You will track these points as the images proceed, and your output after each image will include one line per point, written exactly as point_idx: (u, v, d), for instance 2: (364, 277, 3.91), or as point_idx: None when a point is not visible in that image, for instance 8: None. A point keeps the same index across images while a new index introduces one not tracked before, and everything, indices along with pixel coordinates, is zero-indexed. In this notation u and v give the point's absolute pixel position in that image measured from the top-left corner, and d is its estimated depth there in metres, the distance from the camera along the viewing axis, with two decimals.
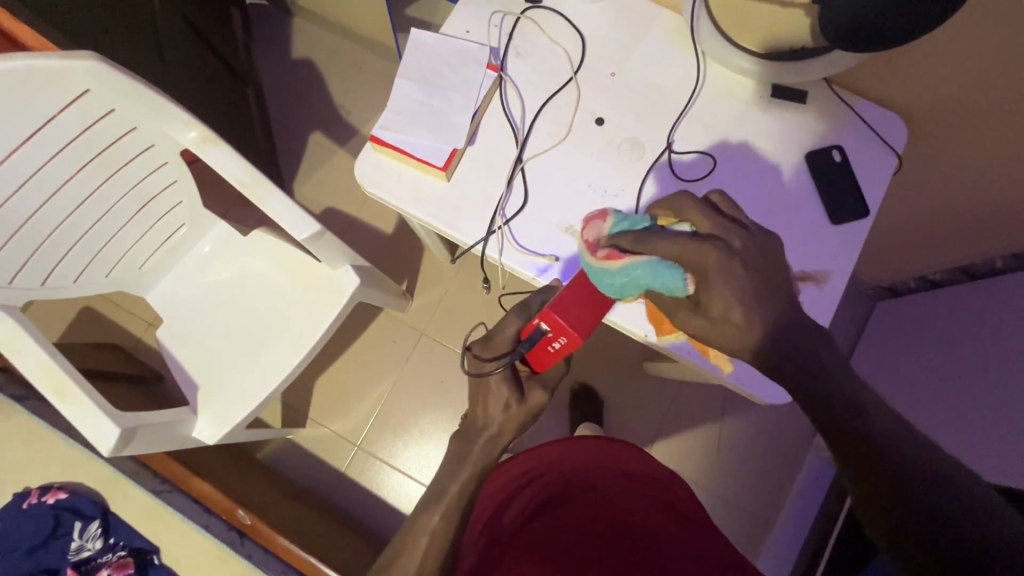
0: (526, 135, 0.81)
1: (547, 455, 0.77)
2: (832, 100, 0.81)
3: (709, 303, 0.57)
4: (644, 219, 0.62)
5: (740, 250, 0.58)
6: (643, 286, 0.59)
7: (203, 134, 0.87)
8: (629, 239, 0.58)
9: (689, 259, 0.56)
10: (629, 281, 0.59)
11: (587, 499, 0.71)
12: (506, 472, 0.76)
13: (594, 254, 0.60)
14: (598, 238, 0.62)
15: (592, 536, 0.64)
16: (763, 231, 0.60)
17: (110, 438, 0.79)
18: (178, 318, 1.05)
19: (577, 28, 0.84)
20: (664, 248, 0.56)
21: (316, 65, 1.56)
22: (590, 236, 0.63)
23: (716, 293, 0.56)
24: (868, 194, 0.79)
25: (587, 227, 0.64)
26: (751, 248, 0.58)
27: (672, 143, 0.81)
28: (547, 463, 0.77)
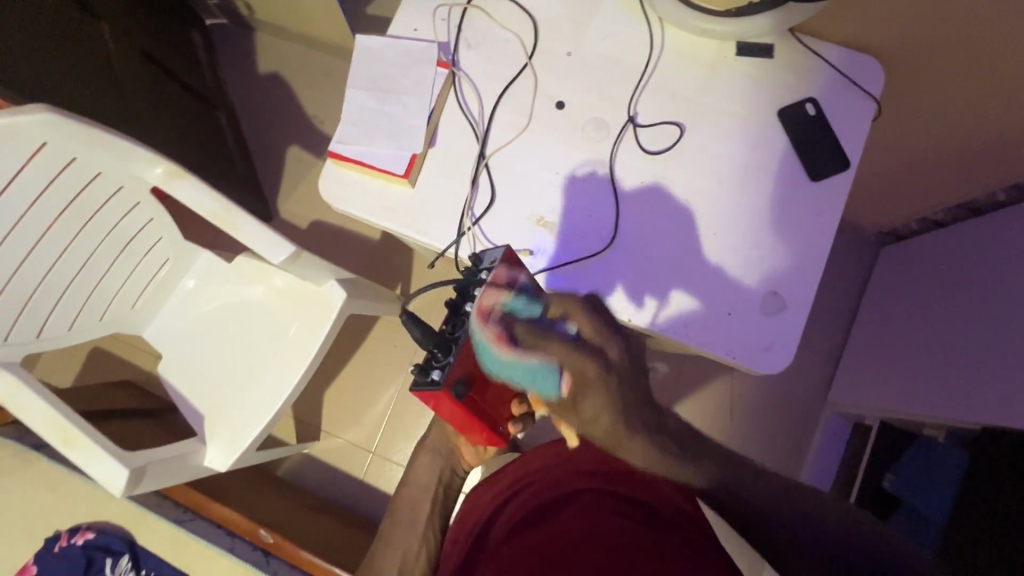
0: (485, 130, 0.79)
1: (527, 459, 0.72)
2: (800, 51, 0.77)
3: (580, 405, 0.52)
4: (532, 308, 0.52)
5: (616, 363, 0.52)
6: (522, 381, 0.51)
7: (169, 170, 0.86)
8: (525, 328, 0.50)
9: (572, 371, 0.50)
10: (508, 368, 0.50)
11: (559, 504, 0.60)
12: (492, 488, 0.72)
13: (485, 326, 0.52)
14: (494, 305, 0.53)
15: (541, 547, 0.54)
16: (625, 364, 0.53)
17: (121, 479, 0.81)
18: (175, 352, 1.06)
19: (526, 10, 0.81)
20: (554, 355, 0.49)
21: (285, 78, 1.54)
22: (486, 301, 0.54)
23: (587, 402, 0.51)
24: (848, 144, 0.76)
25: (487, 291, 0.54)
26: (625, 363, 0.53)
27: (636, 117, 0.78)
28: (522, 471, 0.70)
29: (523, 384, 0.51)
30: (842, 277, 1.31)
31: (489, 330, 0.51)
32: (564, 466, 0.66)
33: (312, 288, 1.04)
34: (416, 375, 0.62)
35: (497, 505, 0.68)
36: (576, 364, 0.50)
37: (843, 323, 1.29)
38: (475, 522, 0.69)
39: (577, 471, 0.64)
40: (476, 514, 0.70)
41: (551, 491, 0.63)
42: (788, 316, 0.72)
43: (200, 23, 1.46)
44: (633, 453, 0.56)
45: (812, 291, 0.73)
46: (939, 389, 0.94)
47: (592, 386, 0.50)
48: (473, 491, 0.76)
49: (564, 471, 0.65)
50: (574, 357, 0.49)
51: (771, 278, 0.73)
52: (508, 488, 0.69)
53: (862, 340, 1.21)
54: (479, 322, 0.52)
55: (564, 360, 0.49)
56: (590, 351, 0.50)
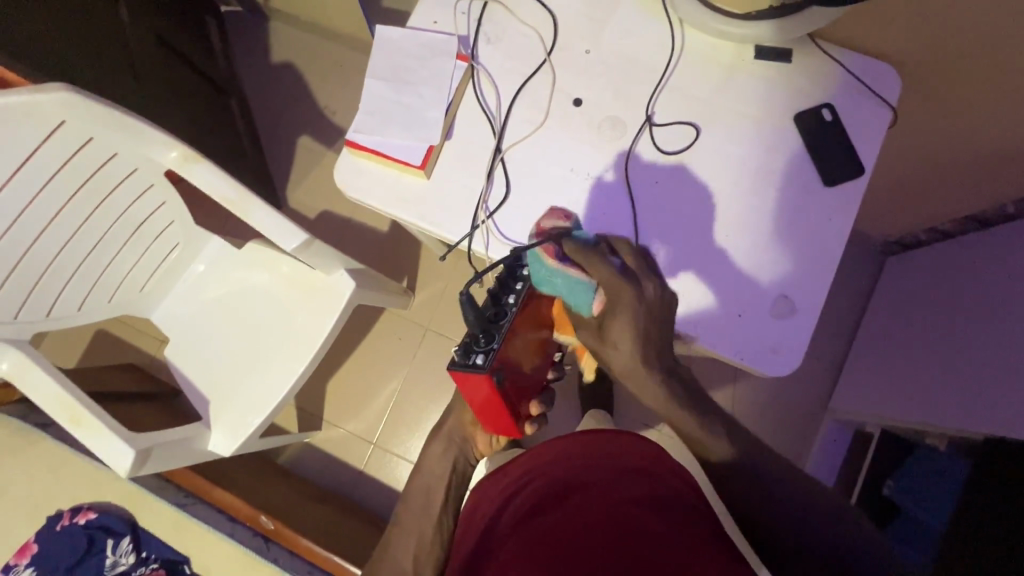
0: (502, 124, 0.79)
1: (534, 452, 0.73)
2: (818, 56, 0.78)
3: (609, 327, 0.63)
4: (587, 236, 0.68)
5: (651, 296, 0.64)
6: (558, 291, 0.66)
7: (183, 153, 0.87)
8: (573, 248, 0.63)
9: (608, 287, 0.63)
10: (547, 279, 0.65)
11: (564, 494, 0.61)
12: (501, 480, 0.73)
13: (539, 239, 0.66)
14: (552, 227, 0.70)
15: (546, 535, 0.55)
16: (664, 296, 0.64)
17: (127, 459, 0.82)
18: (183, 336, 1.06)
19: (546, 6, 0.81)
20: (596, 275, 0.63)
21: (297, 68, 1.54)
22: (544, 224, 0.70)
23: (617, 321, 0.62)
24: (862, 150, 0.76)
25: (548, 217, 0.71)
26: (660, 299, 0.64)
27: (652, 116, 0.78)
28: (530, 463, 0.71)
29: (559, 294, 0.66)
30: (846, 284, 1.31)
31: (546, 244, 0.64)
32: (572, 458, 0.67)
33: (321, 277, 1.04)
34: (457, 356, 0.65)
35: (503, 496, 0.68)
36: (622, 289, 0.62)
37: (847, 331, 1.30)
38: (483, 513, 0.69)
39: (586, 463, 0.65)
40: (484, 507, 0.70)
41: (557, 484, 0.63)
42: (796, 320, 0.73)
43: (215, 10, 1.46)
44: (651, 393, 0.64)
45: (823, 297, 0.73)
46: (941, 398, 0.94)
47: (625, 304, 0.62)
48: (484, 483, 0.76)
49: (572, 463, 0.66)
50: (615, 283, 0.62)
51: (782, 282, 0.74)
52: (516, 480, 0.70)
53: (866, 348, 1.22)
54: (549, 254, 0.63)
55: (604, 283, 0.63)
56: (629, 281, 0.64)
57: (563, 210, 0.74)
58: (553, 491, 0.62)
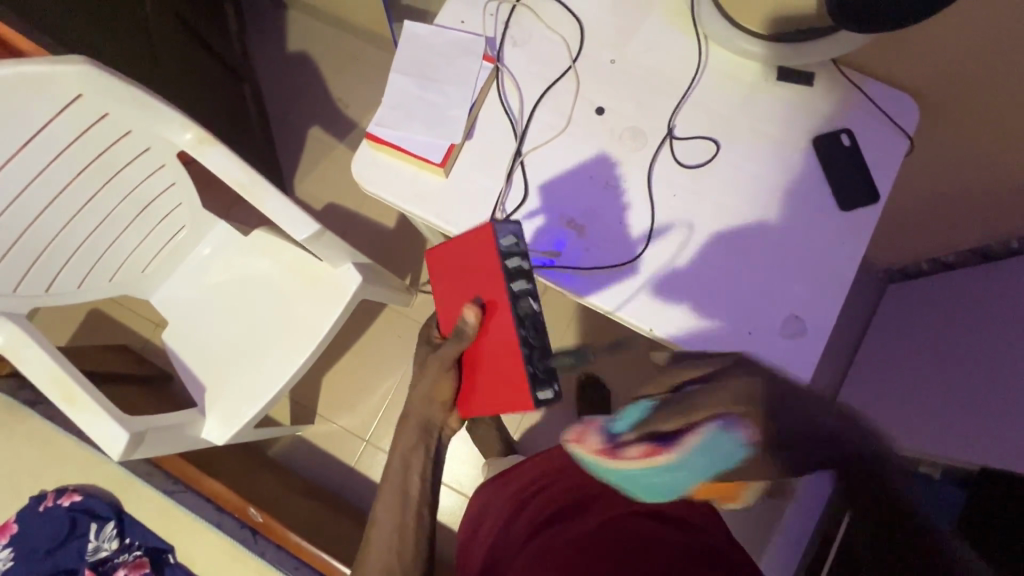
0: (524, 128, 0.79)
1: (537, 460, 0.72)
2: (840, 82, 0.79)
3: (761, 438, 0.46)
4: (640, 405, 0.54)
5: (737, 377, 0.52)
6: (700, 473, 0.48)
7: (198, 135, 0.86)
8: (671, 420, 0.49)
9: (728, 407, 0.47)
10: (682, 469, 0.49)
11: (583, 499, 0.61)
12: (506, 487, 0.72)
13: (624, 457, 0.51)
14: (606, 440, 0.54)
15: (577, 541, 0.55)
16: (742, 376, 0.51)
17: (120, 443, 0.80)
18: (182, 320, 1.05)
19: (574, 14, 0.82)
20: (704, 410, 0.47)
21: (313, 58, 1.54)
22: (599, 442, 0.55)
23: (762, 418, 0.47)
24: (878, 177, 0.77)
25: (630, 446, 0.52)
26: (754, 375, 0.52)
27: (674, 129, 0.79)
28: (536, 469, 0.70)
29: (714, 472, 0.47)
30: (846, 309, 1.33)
31: (638, 455, 0.50)
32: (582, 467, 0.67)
33: (327, 269, 1.03)
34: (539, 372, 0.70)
35: (512, 503, 0.68)
36: (742, 392, 0.48)
37: (844, 355, 1.31)
38: (492, 522, 0.68)
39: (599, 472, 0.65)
40: (492, 515, 0.69)
41: (571, 492, 0.63)
42: (804, 344, 0.73)
43: None
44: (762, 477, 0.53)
45: (832, 321, 0.74)
46: (937, 429, 0.95)
47: (745, 400, 0.47)
48: (485, 492, 0.75)
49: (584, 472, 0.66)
50: (722, 398, 0.48)
51: (795, 305, 0.74)
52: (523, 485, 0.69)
53: (863, 373, 1.23)
54: (615, 458, 0.52)
55: (706, 411, 0.48)
56: (721, 383, 0.50)
57: (589, 419, 0.59)
58: (567, 501, 0.62)
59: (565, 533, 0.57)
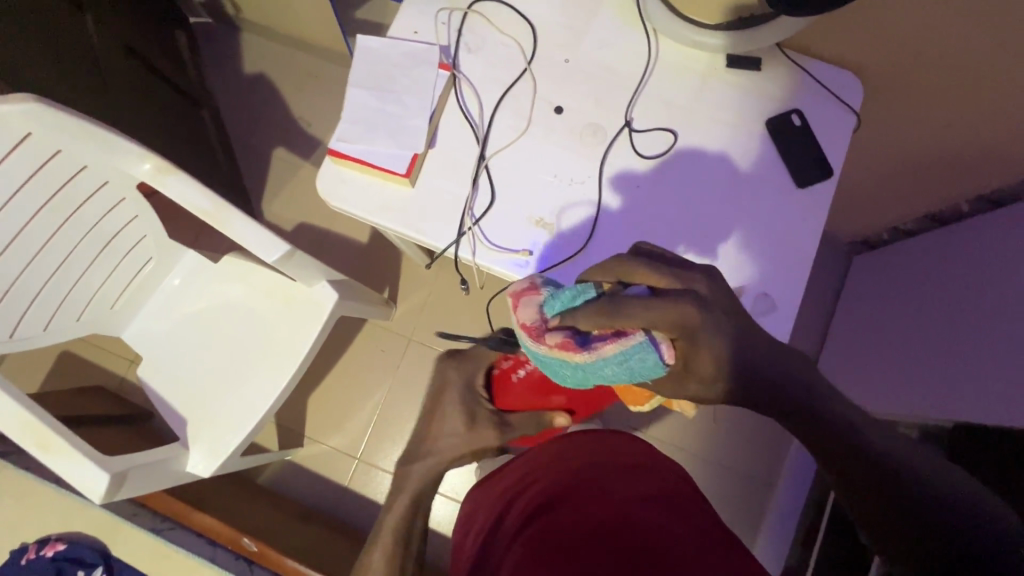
0: (486, 132, 0.80)
1: (533, 455, 0.73)
2: (786, 65, 0.81)
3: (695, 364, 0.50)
4: (585, 292, 0.54)
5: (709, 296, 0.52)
6: (608, 376, 0.53)
7: (158, 165, 0.85)
8: (598, 313, 0.49)
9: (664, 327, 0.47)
10: (588, 373, 0.54)
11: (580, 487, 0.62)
12: (500, 484, 0.72)
13: (540, 343, 0.54)
14: (540, 321, 0.55)
15: (574, 525, 0.55)
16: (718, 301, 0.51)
17: (101, 484, 0.77)
18: (156, 353, 1.03)
19: (525, 17, 0.83)
20: (639, 318, 0.47)
21: (271, 79, 1.53)
22: (527, 319, 0.56)
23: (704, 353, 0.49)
24: (831, 153, 0.80)
25: (524, 310, 0.56)
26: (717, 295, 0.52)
27: (632, 121, 0.81)
28: (531, 465, 0.71)
29: (620, 378, 0.52)
30: (815, 285, 1.37)
31: (550, 343, 0.53)
32: (574, 458, 0.68)
33: (301, 290, 1.02)
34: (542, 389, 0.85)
35: (504, 496, 0.68)
36: (673, 315, 0.47)
37: (819, 328, 1.35)
38: (483, 516, 0.69)
39: (589, 461, 0.66)
40: (484, 511, 0.70)
41: (560, 482, 0.64)
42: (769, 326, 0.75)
43: (184, 20, 1.43)
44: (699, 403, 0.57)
45: (798, 297, 0.76)
46: (911, 391, 0.98)
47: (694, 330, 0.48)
48: (479, 491, 0.75)
49: (573, 462, 0.67)
50: (659, 315, 0.47)
51: (760, 284, 0.76)
52: (515, 480, 0.70)
53: (839, 344, 1.27)
54: (533, 339, 0.54)
55: (654, 324, 0.48)
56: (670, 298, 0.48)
57: (532, 282, 0.59)
58: (556, 489, 0.62)
59: (554, 515, 0.58)
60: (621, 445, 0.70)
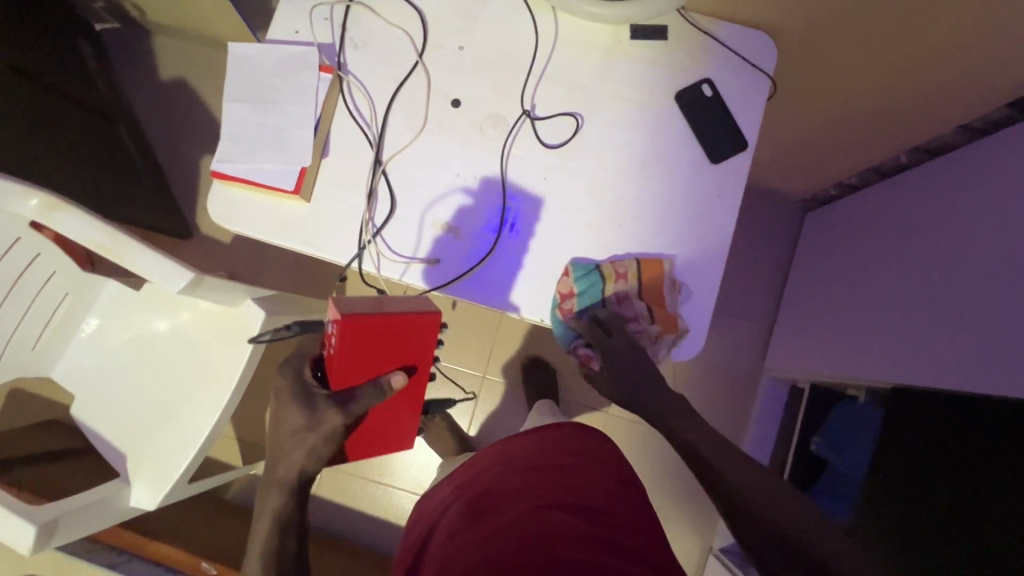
0: (380, 137, 0.75)
1: (477, 458, 0.75)
2: (694, 33, 0.76)
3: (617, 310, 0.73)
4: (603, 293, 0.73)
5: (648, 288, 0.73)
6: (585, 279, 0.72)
7: (45, 201, 0.79)
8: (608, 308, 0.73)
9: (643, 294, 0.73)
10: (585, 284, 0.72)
11: (509, 494, 0.64)
12: (443, 487, 0.75)
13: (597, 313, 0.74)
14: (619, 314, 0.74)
15: (497, 536, 0.58)
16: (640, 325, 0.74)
17: (27, 535, 0.75)
18: (88, 389, 1.00)
19: (412, 3, 0.77)
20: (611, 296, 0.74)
21: (191, 84, 1.45)
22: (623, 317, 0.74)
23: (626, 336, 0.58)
24: (746, 124, 0.75)
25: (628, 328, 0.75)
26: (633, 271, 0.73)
27: (533, 109, 0.76)
28: (473, 468, 0.73)
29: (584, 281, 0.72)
30: (770, 246, 1.35)
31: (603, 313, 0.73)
32: (514, 458, 0.69)
33: (226, 312, 0.99)
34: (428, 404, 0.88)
35: (451, 486, 0.73)
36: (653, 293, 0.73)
37: (774, 291, 1.34)
38: (432, 503, 0.74)
39: (523, 463, 0.68)
40: (438, 494, 0.75)
41: (490, 489, 0.66)
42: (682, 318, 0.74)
43: (86, 27, 1.34)
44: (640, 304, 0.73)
45: (716, 281, 0.74)
46: (857, 355, 0.97)
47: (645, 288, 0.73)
48: (427, 493, 0.79)
49: (509, 464, 0.69)
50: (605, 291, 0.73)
51: (675, 269, 0.74)
52: (465, 472, 0.73)
53: (794, 306, 1.25)
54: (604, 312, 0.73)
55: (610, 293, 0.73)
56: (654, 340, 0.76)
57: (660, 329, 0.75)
58: (484, 500, 0.65)
59: (469, 520, 0.63)
60: (563, 441, 0.70)
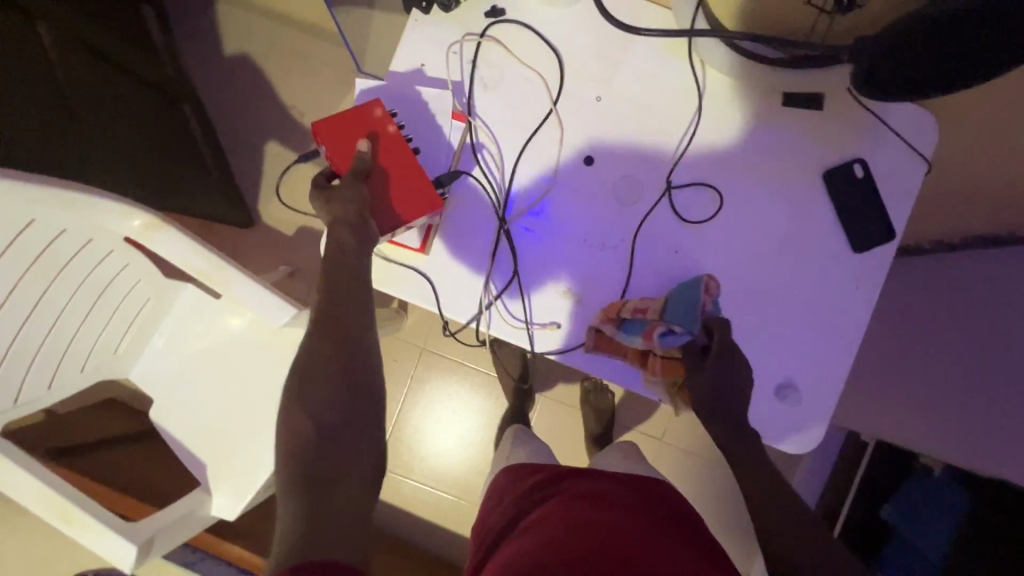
0: (506, 191, 0.71)
1: (552, 487, 0.71)
2: (852, 105, 0.70)
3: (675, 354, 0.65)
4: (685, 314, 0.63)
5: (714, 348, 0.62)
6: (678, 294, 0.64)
7: (145, 221, 0.78)
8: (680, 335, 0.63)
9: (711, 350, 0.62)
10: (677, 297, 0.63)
11: (617, 530, 0.61)
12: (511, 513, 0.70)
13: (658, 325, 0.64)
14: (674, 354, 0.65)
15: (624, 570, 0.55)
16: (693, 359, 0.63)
17: (130, 554, 0.77)
18: (165, 394, 1.00)
19: (548, 42, 0.71)
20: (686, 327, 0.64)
21: (256, 60, 1.37)
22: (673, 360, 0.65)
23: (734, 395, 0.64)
24: (894, 211, 0.71)
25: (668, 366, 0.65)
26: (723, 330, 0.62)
27: (670, 176, 0.71)
28: (552, 496, 0.69)
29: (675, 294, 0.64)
30: None
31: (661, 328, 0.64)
32: (606, 497, 0.67)
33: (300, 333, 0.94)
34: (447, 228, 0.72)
35: (525, 507, 0.70)
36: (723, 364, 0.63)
37: None
38: (499, 530, 0.68)
39: (621, 504, 0.65)
40: (501, 510, 0.73)
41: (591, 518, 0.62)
42: (798, 411, 0.71)
43: None
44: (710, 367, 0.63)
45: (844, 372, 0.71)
46: None
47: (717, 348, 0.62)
48: (490, 513, 0.75)
49: (603, 502, 0.65)
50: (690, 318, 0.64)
51: (803, 360, 0.71)
52: (549, 502, 0.68)
53: None
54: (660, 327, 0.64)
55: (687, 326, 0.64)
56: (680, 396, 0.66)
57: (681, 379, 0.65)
58: (587, 529, 0.61)
59: (561, 528, 0.61)
60: (649, 493, 0.70)
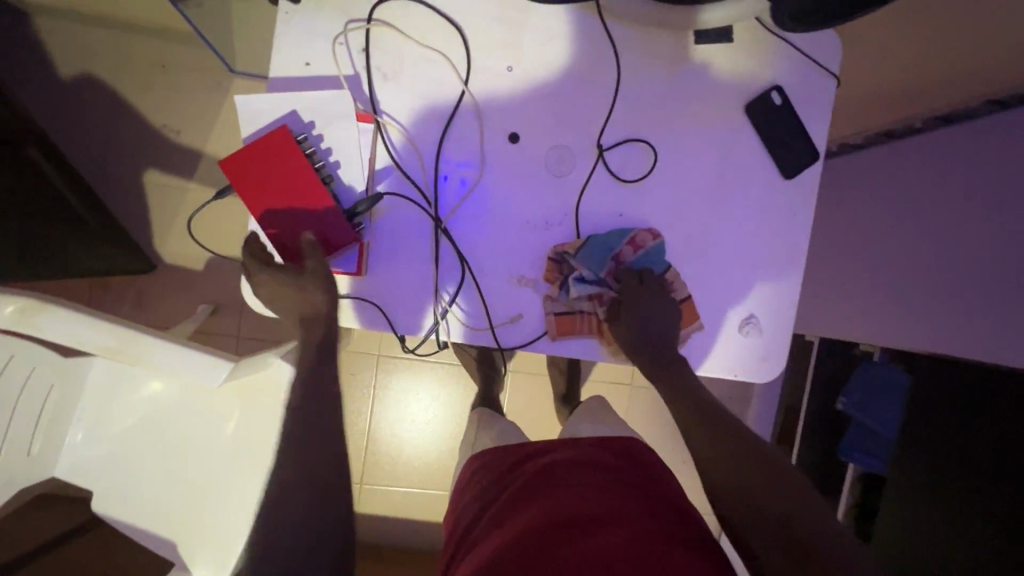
0: (435, 188, 0.66)
1: (513, 471, 0.71)
2: (760, 32, 0.69)
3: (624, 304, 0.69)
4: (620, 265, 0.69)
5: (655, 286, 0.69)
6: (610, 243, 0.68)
7: (21, 306, 0.67)
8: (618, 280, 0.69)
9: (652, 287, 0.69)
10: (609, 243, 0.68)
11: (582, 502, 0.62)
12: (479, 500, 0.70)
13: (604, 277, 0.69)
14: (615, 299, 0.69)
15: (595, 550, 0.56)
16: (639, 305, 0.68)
17: None
18: (105, 481, 0.89)
19: (443, 15, 0.64)
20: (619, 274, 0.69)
21: (103, 79, 1.17)
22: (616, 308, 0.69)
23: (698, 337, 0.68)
24: (815, 131, 0.72)
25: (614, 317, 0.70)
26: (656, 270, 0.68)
27: (599, 137, 0.68)
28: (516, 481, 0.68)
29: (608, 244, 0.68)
30: None
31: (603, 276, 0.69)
32: (568, 469, 0.67)
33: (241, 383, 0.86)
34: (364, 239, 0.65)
35: (492, 495, 0.69)
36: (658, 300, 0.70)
37: None
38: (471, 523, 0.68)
39: (581, 473, 0.66)
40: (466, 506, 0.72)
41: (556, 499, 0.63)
42: (761, 343, 0.73)
43: None
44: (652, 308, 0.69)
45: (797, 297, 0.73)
46: None
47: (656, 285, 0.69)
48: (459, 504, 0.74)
49: (564, 476, 0.66)
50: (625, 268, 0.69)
51: (761, 294, 0.72)
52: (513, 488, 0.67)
53: None
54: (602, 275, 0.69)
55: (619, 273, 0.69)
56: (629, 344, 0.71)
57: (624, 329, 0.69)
58: (553, 511, 0.61)
59: (508, 537, 0.60)
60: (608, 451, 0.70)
